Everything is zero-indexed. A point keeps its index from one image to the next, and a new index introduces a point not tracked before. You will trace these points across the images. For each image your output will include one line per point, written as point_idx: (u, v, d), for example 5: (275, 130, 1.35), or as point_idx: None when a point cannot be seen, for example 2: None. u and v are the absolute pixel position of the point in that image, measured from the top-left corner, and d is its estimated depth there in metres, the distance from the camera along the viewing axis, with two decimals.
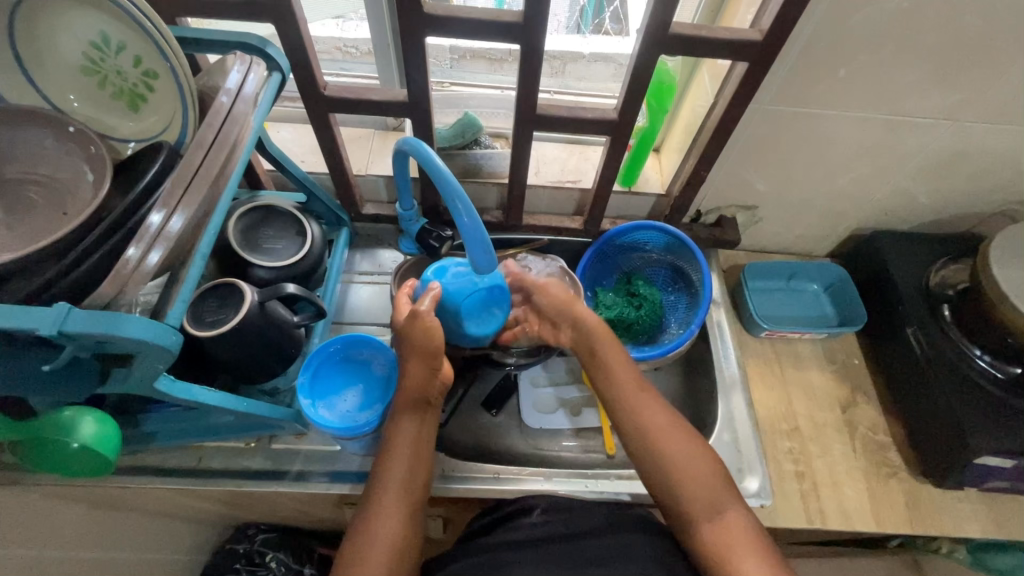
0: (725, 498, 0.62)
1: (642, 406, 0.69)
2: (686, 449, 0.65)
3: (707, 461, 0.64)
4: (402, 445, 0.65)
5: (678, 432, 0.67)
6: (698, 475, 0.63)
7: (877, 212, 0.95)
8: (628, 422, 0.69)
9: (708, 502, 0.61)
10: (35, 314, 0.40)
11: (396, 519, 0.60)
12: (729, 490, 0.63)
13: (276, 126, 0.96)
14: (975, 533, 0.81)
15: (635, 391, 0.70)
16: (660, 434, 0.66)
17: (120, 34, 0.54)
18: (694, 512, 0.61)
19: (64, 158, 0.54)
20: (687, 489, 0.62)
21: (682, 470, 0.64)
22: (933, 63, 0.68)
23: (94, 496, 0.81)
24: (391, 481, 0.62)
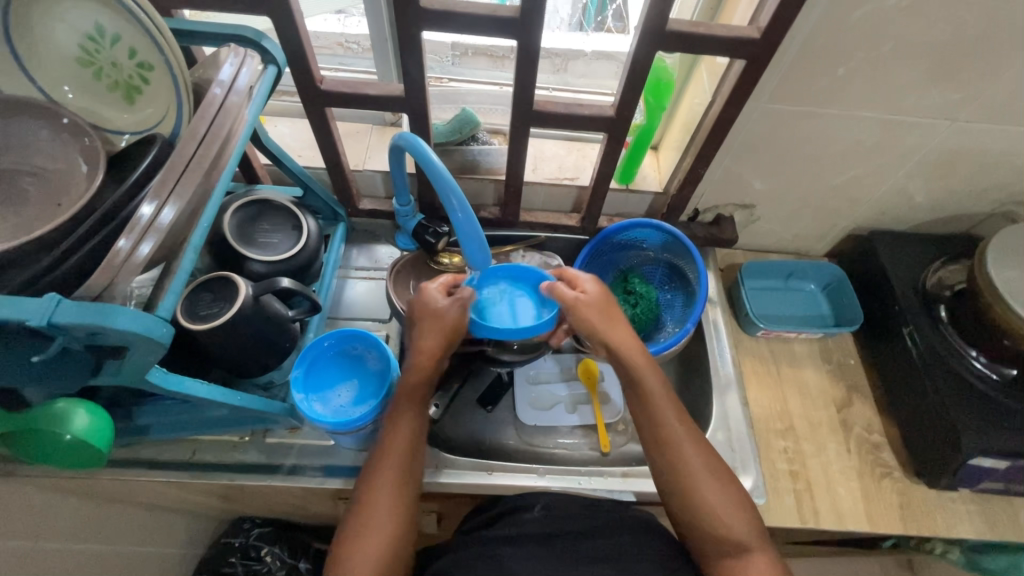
0: (752, 541, 0.61)
1: (671, 430, 0.65)
2: (717, 489, 0.63)
3: (739, 504, 0.63)
4: (398, 446, 0.64)
5: (709, 472, 0.64)
6: (728, 519, 0.61)
7: (875, 212, 0.95)
8: (648, 429, 0.67)
9: (738, 542, 0.61)
10: (26, 304, 0.41)
11: (386, 519, 0.60)
12: (760, 531, 0.62)
13: (273, 120, 0.96)
14: (969, 534, 0.81)
15: (662, 405, 0.66)
16: (688, 468, 0.64)
17: (114, 25, 0.54)
18: (714, 546, 0.62)
19: (58, 149, 0.54)
20: (713, 529, 0.62)
21: (708, 508, 0.62)
22: (931, 62, 0.67)
23: (87, 487, 0.81)
24: (382, 490, 0.62)
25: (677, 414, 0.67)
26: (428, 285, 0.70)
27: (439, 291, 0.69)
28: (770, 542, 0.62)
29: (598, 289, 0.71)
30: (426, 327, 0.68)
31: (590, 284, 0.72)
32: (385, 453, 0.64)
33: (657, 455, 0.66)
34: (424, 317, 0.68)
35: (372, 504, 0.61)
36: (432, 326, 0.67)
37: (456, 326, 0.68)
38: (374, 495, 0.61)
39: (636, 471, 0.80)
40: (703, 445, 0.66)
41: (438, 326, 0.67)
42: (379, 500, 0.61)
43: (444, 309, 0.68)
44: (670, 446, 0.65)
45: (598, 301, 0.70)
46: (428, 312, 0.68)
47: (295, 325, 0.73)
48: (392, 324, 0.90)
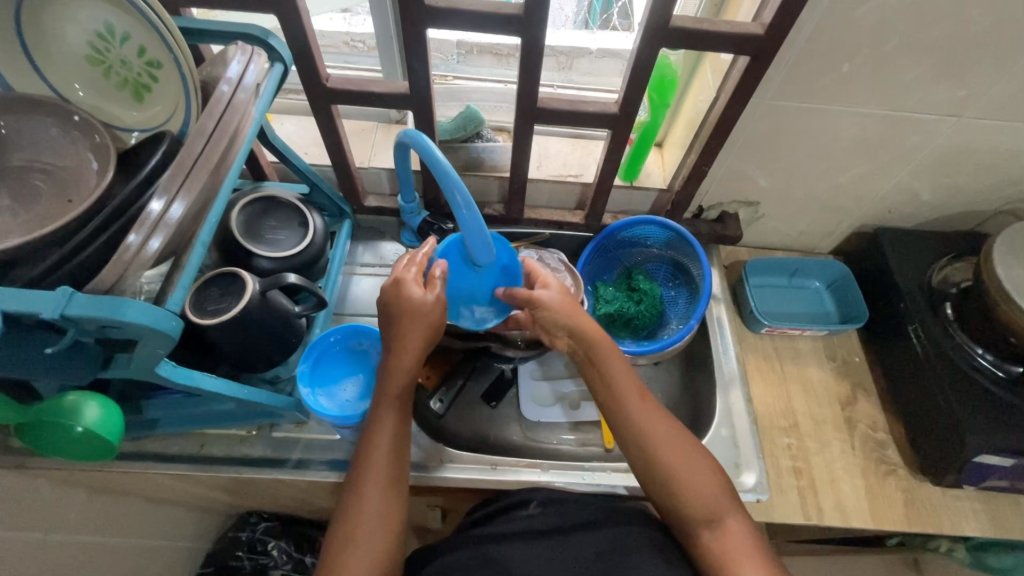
0: (723, 507, 0.61)
1: (637, 409, 0.66)
2: (685, 461, 0.63)
3: (705, 472, 0.63)
4: (379, 447, 0.63)
5: (676, 443, 0.65)
6: (697, 488, 0.62)
7: (880, 209, 0.94)
8: (619, 415, 0.67)
9: (708, 510, 0.61)
10: (39, 297, 0.42)
11: (378, 518, 0.60)
12: (730, 497, 0.62)
13: (280, 118, 0.96)
14: (973, 532, 0.80)
15: (625, 384, 0.67)
16: (656, 444, 0.64)
17: (124, 24, 0.55)
18: (691, 521, 0.62)
19: (69, 147, 0.55)
20: (684, 505, 0.62)
21: (678, 479, 0.63)
22: (937, 58, 0.67)
23: (97, 480, 0.82)
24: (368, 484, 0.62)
25: (640, 392, 0.68)
26: (403, 275, 0.64)
27: (416, 284, 0.63)
28: (744, 510, 0.62)
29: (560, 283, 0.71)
30: (408, 325, 0.63)
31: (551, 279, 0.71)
32: (368, 456, 0.63)
33: (629, 439, 0.66)
34: (403, 314, 0.62)
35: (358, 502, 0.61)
36: (415, 324, 0.63)
37: (440, 322, 0.64)
38: (363, 501, 0.61)
39: None
40: (670, 420, 0.67)
41: (422, 324, 0.62)
42: (365, 497, 0.61)
43: (431, 303, 0.63)
44: (641, 427, 0.65)
45: (560, 293, 0.70)
46: (407, 308, 0.62)
47: (302, 321, 0.74)
48: None
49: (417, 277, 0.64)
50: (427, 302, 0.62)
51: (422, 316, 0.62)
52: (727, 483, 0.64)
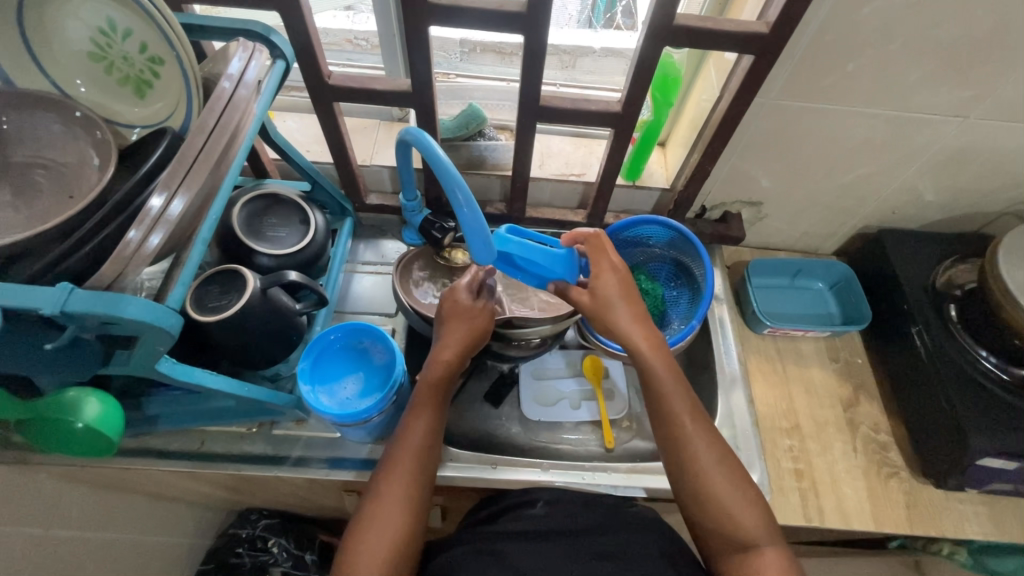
0: (760, 534, 0.59)
1: (679, 418, 0.65)
2: (727, 482, 0.62)
3: (748, 498, 0.61)
4: (412, 451, 0.63)
5: (719, 462, 0.63)
6: (737, 510, 0.60)
7: (884, 210, 0.94)
8: (659, 419, 0.66)
9: (746, 535, 0.59)
10: (38, 294, 0.41)
11: (396, 522, 0.59)
12: (769, 525, 0.60)
13: (282, 115, 0.96)
14: (976, 535, 0.80)
15: (672, 394, 0.66)
16: (696, 456, 0.63)
17: (126, 20, 0.55)
18: (723, 542, 0.61)
19: (71, 143, 0.55)
20: (722, 523, 0.60)
21: (715, 498, 0.61)
22: (943, 59, 0.67)
23: (98, 476, 0.82)
24: (397, 482, 0.61)
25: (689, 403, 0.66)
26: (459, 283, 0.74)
27: (469, 292, 0.74)
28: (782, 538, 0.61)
29: (619, 279, 0.70)
30: (454, 325, 0.71)
31: (608, 275, 0.70)
32: (400, 453, 0.63)
33: (666, 444, 0.65)
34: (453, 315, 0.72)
35: (383, 497, 0.61)
36: (459, 325, 0.71)
37: (483, 329, 0.72)
38: (388, 496, 0.61)
39: (639, 468, 0.80)
40: (715, 437, 0.65)
41: (466, 326, 0.71)
42: (391, 496, 0.61)
43: (479, 308, 0.73)
44: (679, 430, 0.65)
45: (615, 292, 0.69)
46: (458, 312, 0.72)
47: (302, 318, 0.74)
48: (398, 318, 0.91)
49: (470, 286, 0.74)
50: (474, 307, 0.72)
51: (468, 319, 0.71)
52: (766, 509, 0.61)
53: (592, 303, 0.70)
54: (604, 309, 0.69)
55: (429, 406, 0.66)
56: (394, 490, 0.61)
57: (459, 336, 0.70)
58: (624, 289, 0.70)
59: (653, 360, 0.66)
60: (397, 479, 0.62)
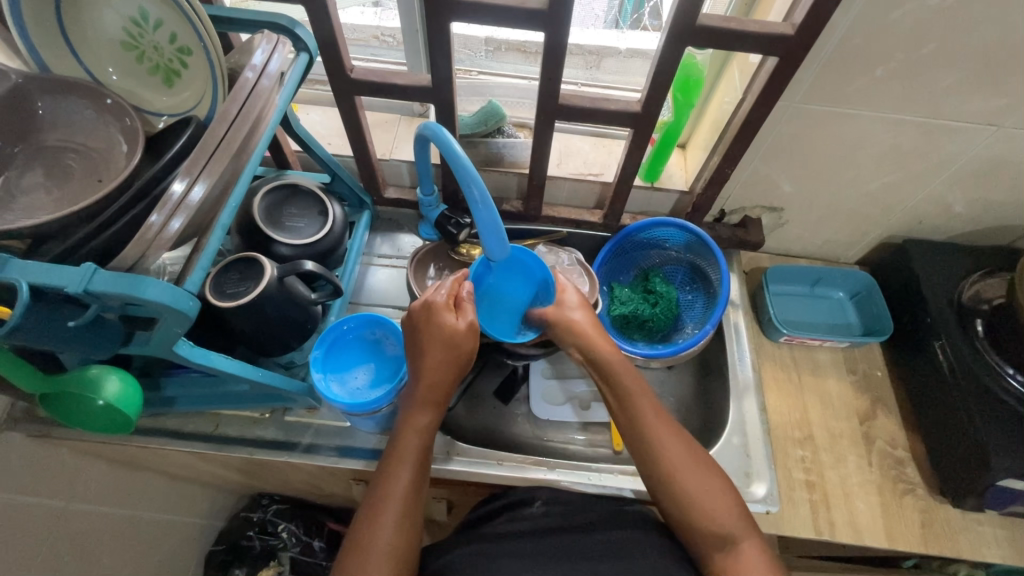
0: (738, 529, 0.60)
1: (648, 426, 0.66)
2: (701, 482, 0.62)
3: (723, 494, 0.62)
4: (399, 487, 0.61)
5: (693, 462, 0.64)
6: (712, 509, 0.61)
7: (910, 219, 0.91)
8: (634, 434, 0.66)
9: (721, 531, 0.60)
10: (65, 271, 0.43)
11: (383, 565, 0.57)
12: (744, 517, 0.61)
13: (306, 108, 0.98)
14: (994, 558, 0.77)
15: (641, 397, 0.68)
16: (670, 460, 0.63)
17: (157, 11, 0.57)
18: (704, 541, 0.60)
19: (101, 129, 0.57)
20: (700, 519, 0.61)
21: (691, 498, 0.62)
22: (975, 65, 0.65)
23: (116, 453, 0.85)
24: (384, 518, 0.59)
25: (656, 408, 0.67)
26: (434, 301, 0.66)
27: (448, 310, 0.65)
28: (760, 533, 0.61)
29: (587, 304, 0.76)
30: (435, 350, 0.64)
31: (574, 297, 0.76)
32: (396, 459, 0.63)
33: (639, 451, 0.66)
34: (433, 339, 0.64)
35: (375, 517, 0.59)
36: (438, 348, 0.64)
37: (467, 353, 0.66)
38: (376, 535, 0.58)
39: None
40: (685, 438, 0.66)
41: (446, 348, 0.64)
42: (377, 536, 0.58)
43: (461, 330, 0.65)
44: (649, 439, 0.65)
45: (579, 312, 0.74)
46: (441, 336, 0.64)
47: (317, 307, 0.75)
48: None
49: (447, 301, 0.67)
50: (458, 331, 0.64)
51: (450, 344, 0.64)
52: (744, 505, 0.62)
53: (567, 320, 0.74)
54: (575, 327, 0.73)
55: (427, 415, 0.65)
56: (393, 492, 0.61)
57: (442, 360, 0.64)
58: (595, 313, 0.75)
59: (624, 373, 0.69)
60: (395, 480, 0.61)
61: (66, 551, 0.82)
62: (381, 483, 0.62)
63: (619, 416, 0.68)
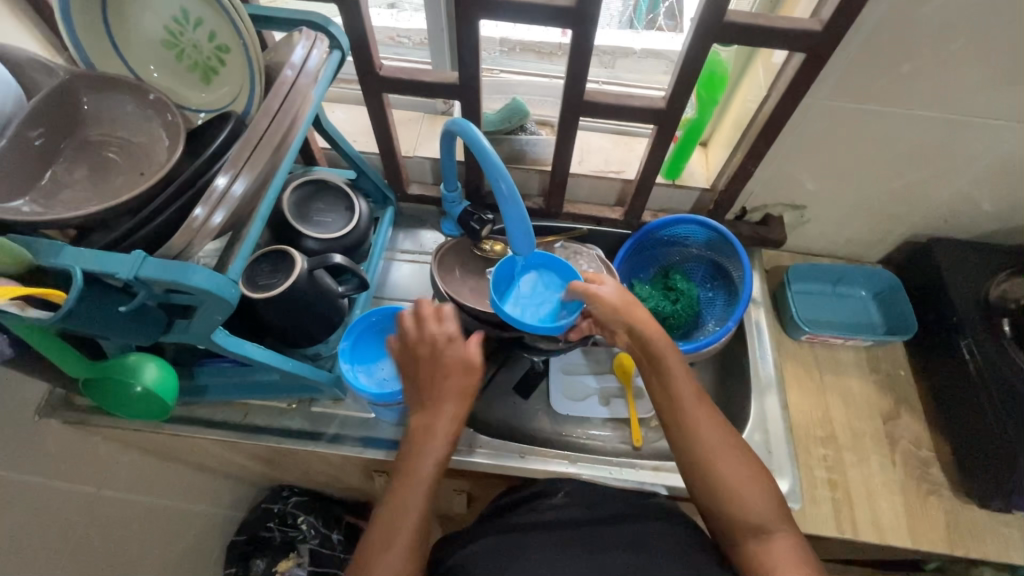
0: (774, 521, 0.61)
1: (690, 411, 0.66)
2: (739, 470, 0.63)
3: (759, 484, 0.63)
4: (411, 510, 0.61)
5: (731, 450, 0.64)
6: (748, 498, 0.62)
7: (935, 218, 0.90)
8: (673, 420, 0.67)
9: (756, 521, 0.61)
10: (116, 260, 0.45)
11: None
12: (779, 508, 0.62)
13: (331, 106, 1.00)
14: (1021, 561, 0.77)
15: (681, 382, 0.67)
16: (707, 446, 0.64)
17: (198, 10, 0.58)
18: (737, 528, 0.62)
19: (143, 124, 0.59)
20: (735, 509, 0.62)
21: (727, 487, 0.62)
22: (1006, 61, 0.64)
23: (147, 441, 0.87)
24: (395, 542, 0.59)
25: (697, 393, 0.67)
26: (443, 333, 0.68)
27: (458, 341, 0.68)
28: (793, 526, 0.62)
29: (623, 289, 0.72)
30: (449, 376, 0.67)
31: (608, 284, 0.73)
32: (406, 482, 0.63)
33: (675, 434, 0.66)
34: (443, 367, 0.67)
35: (386, 539, 0.59)
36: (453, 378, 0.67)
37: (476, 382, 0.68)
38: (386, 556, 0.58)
39: (669, 467, 0.80)
40: (724, 425, 0.66)
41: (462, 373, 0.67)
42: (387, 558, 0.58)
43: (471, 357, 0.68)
44: (689, 426, 0.65)
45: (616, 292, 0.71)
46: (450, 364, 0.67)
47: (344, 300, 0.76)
48: (434, 307, 0.93)
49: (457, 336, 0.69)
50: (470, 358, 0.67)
51: (466, 372, 0.67)
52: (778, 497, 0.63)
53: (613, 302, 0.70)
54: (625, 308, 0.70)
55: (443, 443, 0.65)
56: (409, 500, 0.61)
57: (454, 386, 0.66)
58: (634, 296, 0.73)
59: (670, 359, 0.68)
60: (408, 500, 0.61)
61: (98, 536, 0.84)
62: (389, 508, 0.61)
63: (658, 397, 0.68)
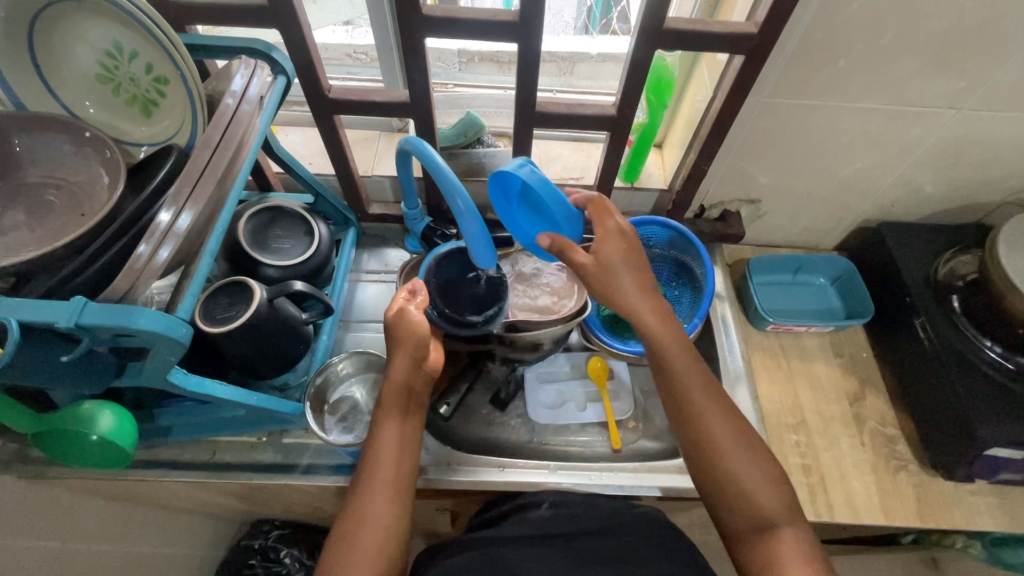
0: (778, 514, 0.59)
1: (700, 403, 0.63)
2: (747, 466, 0.61)
3: (769, 477, 0.61)
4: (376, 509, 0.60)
5: (740, 444, 0.62)
6: (756, 493, 0.60)
7: (883, 203, 0.94)
8: (678, 409, 0.64)
9: (764, 515, 0.59)
10: (54, 308, 0.43)
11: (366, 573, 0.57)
12: (788, 503, 0.60)
13: (285, 129, 0.98)
14: (988, 527, 0.80)
15: (691, 377, 0.64)
16: (717, 438, 0.62)
17: (132, 42, 0.57)
18: (743, 524, 0.60)
19: (81, 162, 0.56)
20: (746, 503, 0.60)
21: (735, 479, 0.61)
22: (931, 52, 0.67)
23: (112, 489, 0.83)
24: (366, 535, 0.59)
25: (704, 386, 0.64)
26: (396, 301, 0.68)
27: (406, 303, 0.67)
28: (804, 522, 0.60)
29: (615, 261, 0.65)
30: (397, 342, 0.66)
31: (605, 249, 0.65)
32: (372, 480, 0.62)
33: (683, 428, 0.64)
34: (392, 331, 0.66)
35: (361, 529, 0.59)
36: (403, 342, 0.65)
37: (423, 337, 0.66)
38: (360, 546, 0.58)
39: (647, 468, 0.82)
40: (734, 416, 0.64)
41: (401, 396, 0.65)
42: (361, 551, 0.58)
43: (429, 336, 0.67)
44: (698, 419, 0.63)
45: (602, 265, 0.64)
46: (398, 326, 0.66)
47: (308, 328, 0.74)
48: None
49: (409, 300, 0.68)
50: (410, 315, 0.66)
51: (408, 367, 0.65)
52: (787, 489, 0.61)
53: (594, 268, 0.64)
54: (607, 275, 0.64)
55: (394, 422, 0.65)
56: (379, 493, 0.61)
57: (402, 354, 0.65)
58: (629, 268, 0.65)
59: (671, 352, 0.64)
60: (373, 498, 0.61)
61: None
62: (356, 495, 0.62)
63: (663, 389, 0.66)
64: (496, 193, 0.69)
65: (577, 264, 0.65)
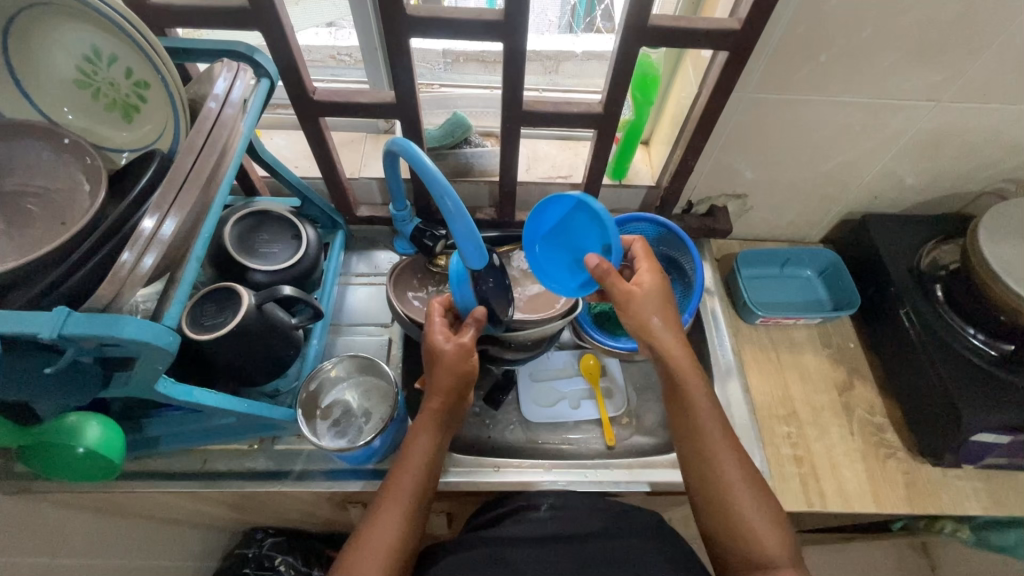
0: (777, 555, 0.58)
1: (711, 439, 0.63)
2: (754, 507, 0.61)
3: (773, 519, 0.60)
4: (384, 530, 0.60)
5: (750, 487, 0.62)
6: (759, 534, 0.59)
7: (866, 195, 0.95)
8: (690, 443, 0.65)
9: (763, 557, 0.58)
10: (38, 318, 0.42)
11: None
12: (791, 551, 0.59)
13: (270, 133, 0.97)
14: (975, 511, 0.81)
15: (704, 412, 0.64)
16: (726, 474, 0.62)
17: (111, 46, 0.56)
18: (738, 559, 0.60)
19: (60, 169, 0.55)
20: (745, 543, 0.59)
21: (737, 517, 0.60)
22: (910, 46, 0.69)
23: (100, 501, 0.81)
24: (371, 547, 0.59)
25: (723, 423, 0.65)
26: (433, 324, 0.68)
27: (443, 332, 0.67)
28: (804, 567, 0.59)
29: (654, 293, 0.67)
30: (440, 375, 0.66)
31: (647, 279, 0.68)
32: (393, 495, 0.62)
33: (692, 459, 0.64)
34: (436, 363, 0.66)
35: (370, 536, 0.60)
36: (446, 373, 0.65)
37: (469, 371, 0.66)
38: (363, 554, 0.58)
39: (642, 463, 0.82)
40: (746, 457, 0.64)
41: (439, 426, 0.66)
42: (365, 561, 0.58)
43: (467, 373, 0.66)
44: (710, 457, 0.63)
45: (646, 296, 0.66)
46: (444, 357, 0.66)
47: (298, 333, 0.74)
48: (394, 328, 0.92)
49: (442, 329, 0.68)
50: (455, 348, 0.65)
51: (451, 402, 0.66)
52: (786, 528, 0.61)
53: (637, 296, 0.66)
54: (645, 306, 0.66)
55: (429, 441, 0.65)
56: (391, 511, 0.61)
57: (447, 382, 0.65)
58: (662, 301, 0.68)
59: (692, 383, 0.65)
60: (387, 514, 0.61)
61: None
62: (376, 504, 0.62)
63: (676, 422, 0.66)
64: (532, 220, 0.76)
65: (619, 291, 0.66)
